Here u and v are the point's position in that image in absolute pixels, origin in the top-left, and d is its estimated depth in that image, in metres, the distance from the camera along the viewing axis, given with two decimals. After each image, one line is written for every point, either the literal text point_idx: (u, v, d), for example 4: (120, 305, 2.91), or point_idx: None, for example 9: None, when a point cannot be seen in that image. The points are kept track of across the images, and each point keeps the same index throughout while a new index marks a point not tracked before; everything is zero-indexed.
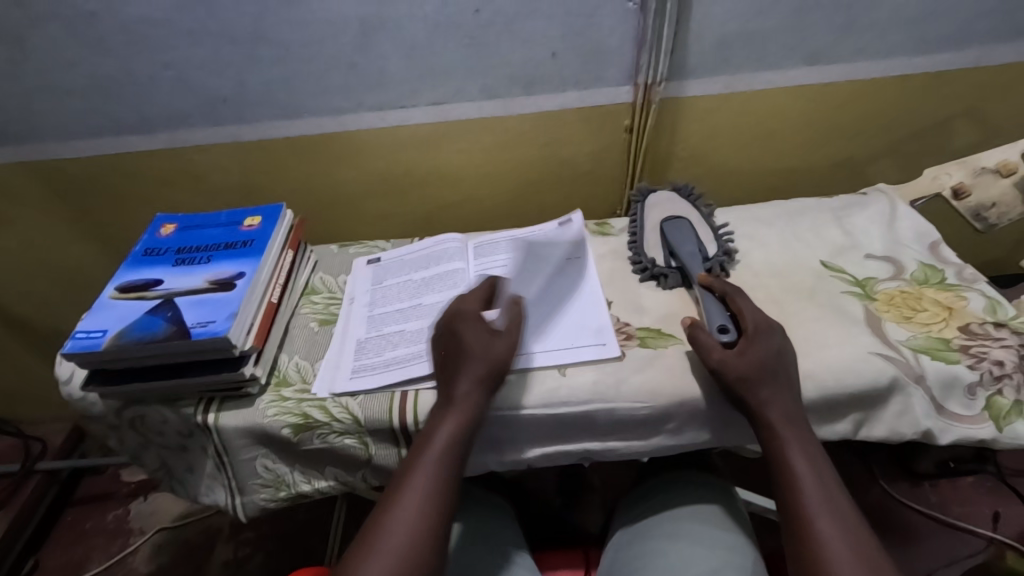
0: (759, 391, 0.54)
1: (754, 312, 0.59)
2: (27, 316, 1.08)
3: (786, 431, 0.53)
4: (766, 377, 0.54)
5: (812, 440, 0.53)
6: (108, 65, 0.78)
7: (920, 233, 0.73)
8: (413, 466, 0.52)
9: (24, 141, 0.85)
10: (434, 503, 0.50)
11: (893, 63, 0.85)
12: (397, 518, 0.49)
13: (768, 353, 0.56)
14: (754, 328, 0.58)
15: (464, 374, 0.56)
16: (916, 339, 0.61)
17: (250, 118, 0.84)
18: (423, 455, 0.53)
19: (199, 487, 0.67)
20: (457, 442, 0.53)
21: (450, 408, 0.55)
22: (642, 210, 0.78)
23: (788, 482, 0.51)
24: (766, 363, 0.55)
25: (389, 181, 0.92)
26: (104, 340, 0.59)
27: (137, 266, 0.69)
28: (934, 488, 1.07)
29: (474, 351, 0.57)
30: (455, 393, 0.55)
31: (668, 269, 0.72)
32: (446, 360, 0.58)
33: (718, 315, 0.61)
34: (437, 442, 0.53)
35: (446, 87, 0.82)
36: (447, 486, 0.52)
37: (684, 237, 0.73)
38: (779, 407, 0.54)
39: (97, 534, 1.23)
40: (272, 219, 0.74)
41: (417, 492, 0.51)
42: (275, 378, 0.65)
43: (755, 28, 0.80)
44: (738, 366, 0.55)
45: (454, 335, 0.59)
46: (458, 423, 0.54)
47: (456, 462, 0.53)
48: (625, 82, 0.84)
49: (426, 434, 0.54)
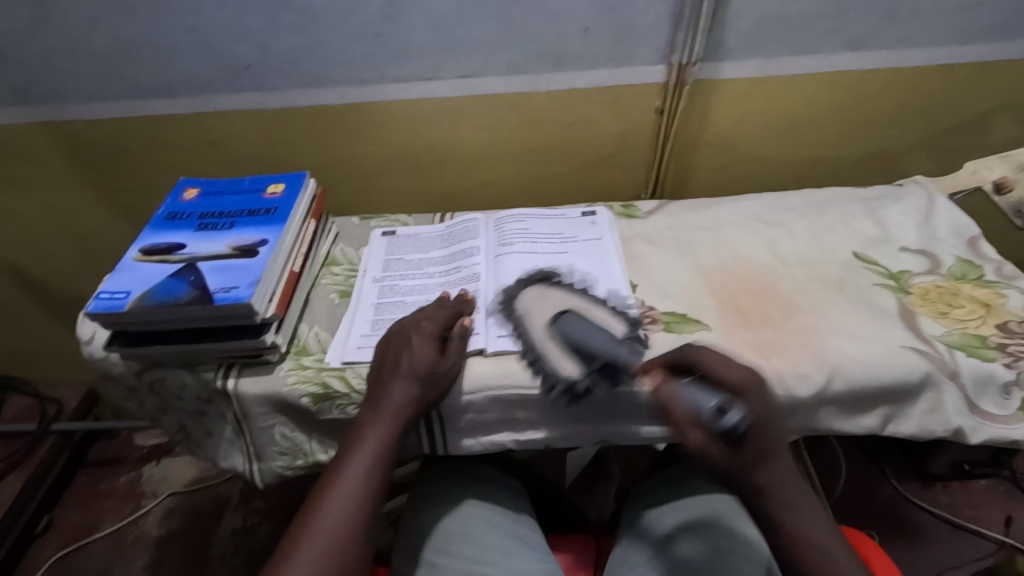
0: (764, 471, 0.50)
1: (732, 370, 0.52)
2: (45, 279, 1.09)
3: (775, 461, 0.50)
4: (765, 458, 0.50)
5: (818, 504, 0.52)
6: (132, 25, 0.77)
7: (958, 228, 0.71)
8: (333, 475, 0.52)
9: (46, 102, 0.84)
10: (355, 523, 0.49)
11: (938, 51, 0.82)
12: (313, 539, 0.48)
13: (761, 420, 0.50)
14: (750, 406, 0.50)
15: (400, 385, 0.55)
16: (951, 335, 0.59)
17: (274, 85, 0.83)
18: (343, 470, 0.52)
19: (216, 452, 0.67)
20: (379, 459, 0.53)
21: (378, 420, 0.54)
22: (518, 317, 0.64)
23: (806, 560, 0.49)
24: (763, 438, 0.50)
25: (411, 156, 0.91)
26: (127, 302, 0.58)
27: (159, 230, 0.69)
28: (946, 489, 1.06)
29: (411, 364, 0.56)
30: (386, 406, 0.54)
31: (590, 379, 0.57)
32: (382, 369, 0.57)
33: (702, 393, 0.51)
34: (357, 459, 0.52)
35: (474, 61, 0.80)
36: (366, 507, 0.50)
37: (587, 329, 0.60)
38: (781, 483, 0.50)
39: (109, 495, 1.25)
40: (295, 188, 0.73)
41: (337, 509, 0.50)
42: (294, 346, 0.65)
43: (797, 10, 0.77)
44: (722, 454, 0.49)
45: (402, 345, 0.58)
46: (384, 439, 0.53)
47: (376, 476, 0.52)
48: (658, 62, 0.81)
49: (347, 452, 0.53)
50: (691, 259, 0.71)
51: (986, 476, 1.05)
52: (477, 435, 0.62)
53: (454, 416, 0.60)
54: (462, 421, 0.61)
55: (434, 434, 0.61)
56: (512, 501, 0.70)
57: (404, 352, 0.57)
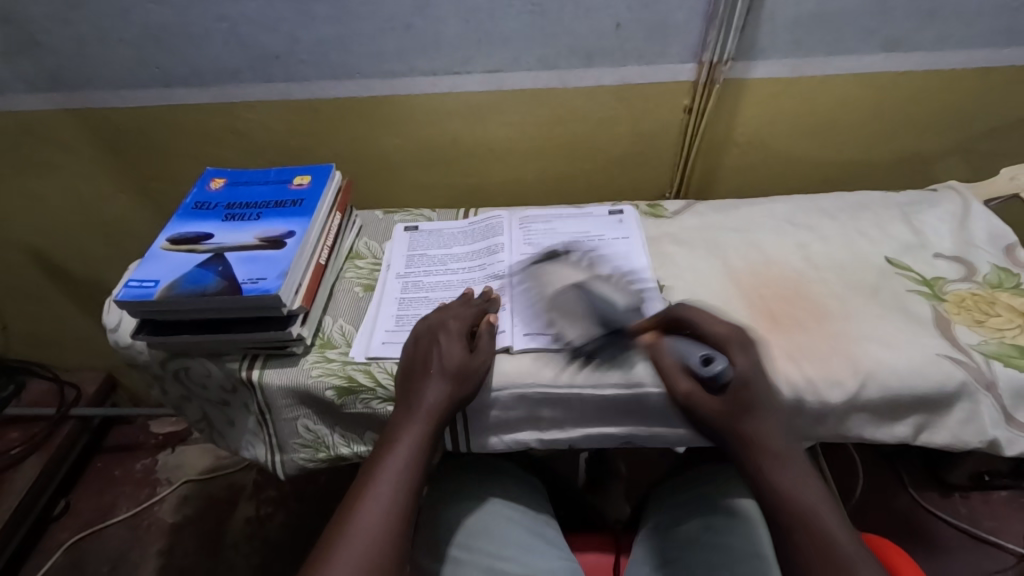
0: (749, 419, 0.52)
1: (718, 325, 0.56)
2: (70, 265, 1.10)
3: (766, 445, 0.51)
4: (749, 406, 0.52)
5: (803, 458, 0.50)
6: (164, 13, 0.77)
7: (994, 235, 0.69)
8: (372, 474, 0.51)
9: (75, 88, 0.85)
10: (395, 523, 0.48)
11: (977, 54, 0.80)
12: (352, 539, 0.46)
13: (748, 369, 0.53)
14: (740, 357, 0.54)
15: (435, 385, 0.55)
16: (988, 344, 0.58)
17: (302, 77, 0.82)
18: (380, 470, 0.51)
19: (238, 442, 0.67)
20: (418, 458, 0.53)
21: (414, 421, 0.54)
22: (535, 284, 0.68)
23: (793, 519, 0.47)
24: (750, 382, 0.52)
25: (435, 150, 0.90)
26: (156, 291, 0.58)
27: (186, 219, 0.69)
28: (966, 500, 1.03)
29: (443, 363, 0.56)
30: (421, 406, 0.54)
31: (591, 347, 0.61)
32: (412, 369, 0.57)
33: (692, 346, 0.56)
34: (395, 459, 0.52)
35: (504, 55, 0.80)
36: (405, 508, 0.50)
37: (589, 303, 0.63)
38: (772, 436, 0.51)
39: (125, 481, 1.26)
40: (322, 180, 0.73)
41: (378, 509, 0.49)
42: (319, 339, 0.65)
43: (834, 9, 0.76)
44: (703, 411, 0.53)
45: (431, 346, 0.58)
46: (422, 438, 0.53)
47: (415, 476, 0.52)
48: (689, 60, 0.80)
49: (382, 454, 0.53)
50: (719, 260, 0.70)
51: (1006, 487, 1.03)
52: (501, 432, 0.62)
53: (480, 414, 0.60)
54: (487, 418, 0.60)
55: (458, 431, 0.61)
56: (533, 500, 0.69)
57: (435, 351, 0.57)
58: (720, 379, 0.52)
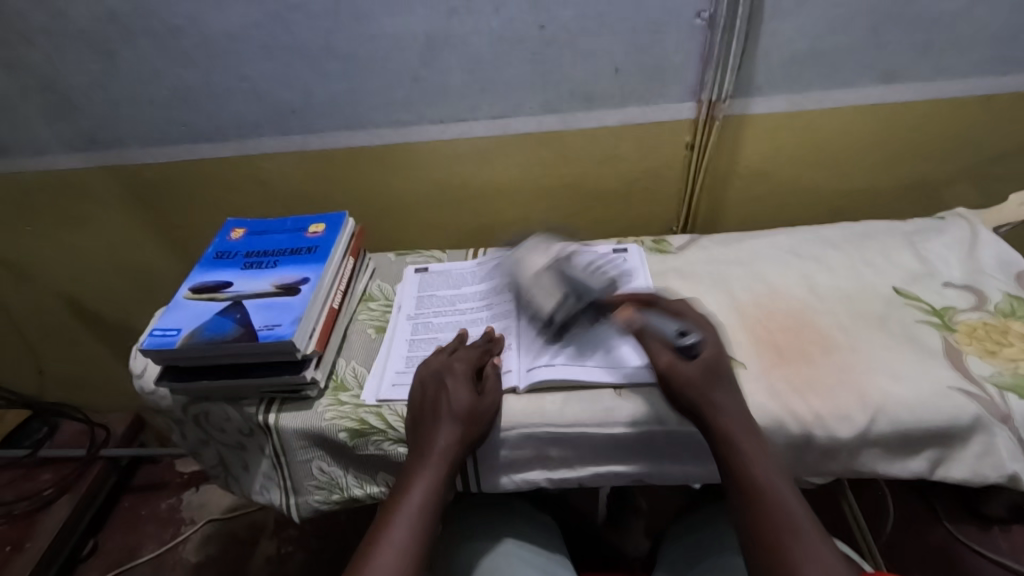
0: (737, 448, 0.51)
1: (698, 319, 0.61)
2: (101, 310, 1.15)
3: (740, 437, 0.52)
4: (721, 381, 0.55)
5: (767, 445, 0.52)
6: (189, 75, 0.82)
7: (1004, 262, 0.69)
8: (385, 523, 0.52)
9: (108, 147, 0.90)
10: (409, 568, 0.49)
11: (976, 82, 0.81)
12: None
13: (721, 352, 0.57)
14: (710, 339, 0.58)
15: (444, 430, 0.56)
16: (1001, 375, 0.57)
17: (317, 128, 0.87)
18: (395, 515, 0.52)
19: (255, 484, 0.69)
20: (429, 506, 0.53)
21: (424, 467, 0.55)
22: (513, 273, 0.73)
23: (771, 548, 0.46)
24: (720, 365, 0.56)
25: (445, 193, 0.93)
26: (177, 339, 0.61)
27: (208, 268, 0.72)
28: (1006, 534, 0.99)
29: (452, 407, 0.57)
30: (432, 450, 0.55)
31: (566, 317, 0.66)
32: (423, 413, 0.58)
33: (666, 322, 0.61)
34: (409, 503, 0.53)
35: (507, 102, 0.83)
36: (420, 553, 0.50)
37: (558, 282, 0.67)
38: (776, 487, 0.49)
39: (150, 521, 1.28)
40: (335, 227, 0.76)
41: (394, 554, 0.49)
42: (333, 382, 0.67)
43: (829, 45, 0.77)
44: (686, 370, 0.56)
45: (438, 390, 0.59)
46: (433, 485, 0.54)
47: (427, 523, 0.52)
48: (688, 99, 0.82)
49: (397, 498, 0.54)
50: (724, 294, 0.71)
51: None
52: (511, 472, 0.62)
53: (489, 454, 0.61)
54: (497, 458, 0.61)
55: (468, 471, 0.61)
56: (546, 541, 0.69)
57: (442, 397, 0.58)
58: (692, 351, 0.57)
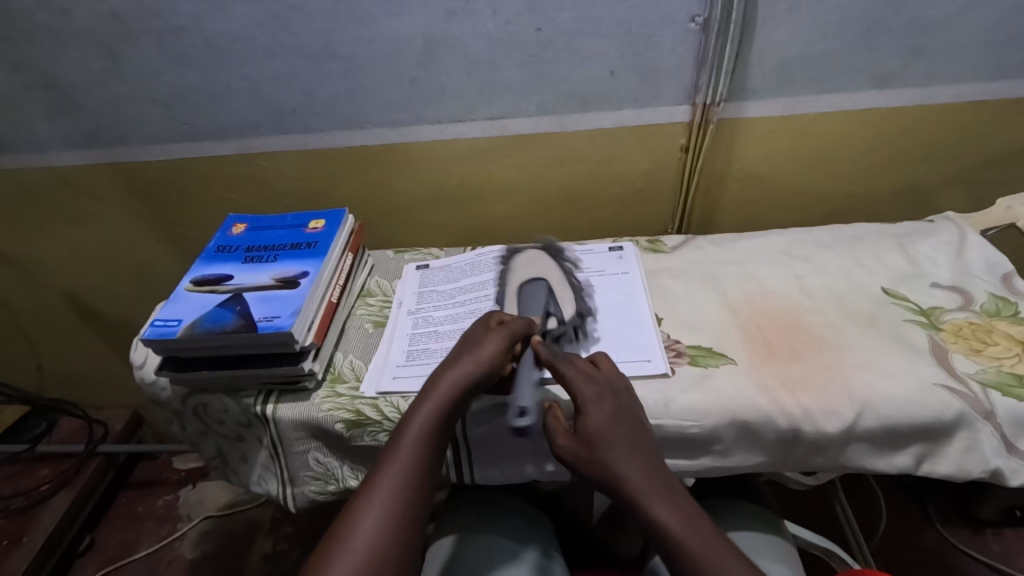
0: (652, 509, 0.47)
1: (589, 384, 0.55)
2: (101, 307, 1.16)
3: (645, 487, 0.48)
4: (611, 436, 0.51)
5: (662, 475, 0.50)
6: (191, 75, 0.83)
7: (991, 264, 0.70)
8: (388, 452, 0.52)
9: (111, 144, 0.92)
10: (410, 495, 0.49)
11: (967, 89, 0.82)
12: (376, 499, 0.48)
13: (595, 393, 0.55)
14: (595, 410, 0.53)
15: (454, 367, 0.56)
16: (986, 373, 0.58)
17: (317, 128, 0.88)
18: (403, 435, 0.52)
19: (250, 476, 0.70)
20: (432, 437, 0.53)
21: (429, 401, 0.54)
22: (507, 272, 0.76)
23: None
24: (612, 426, 0.52)
25: (443, 194, 0.95)
26: (178, 329, 0.63)
27: (209, 262, 0.74)
28: (998, 536, 0.98)
29: (474, 346, 0.58)
30: (437, 385, 0.55)
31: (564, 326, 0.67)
32: (449, 354, 0.59)
33: (525, 393, 0.59)
34: (416, 427, 0.53)
35: (505, 104, 0.85)
36: (422, 476, 0.51)
37: (535, 300, 0.71)
38: (684, 523, 0.46)
39: (147, 517, 1.29)
40: (334, 223, 0.78)
41: (397, 473, 0.50)
42: (330, 374, 0.68)
43: (820, 51, 0.79)
44: (568, 445, 0.53)
45: (462, 340, 0.61)
46: (438, 417, 0.53)
47: (427, 454, 0.52)
48: (683, 102, 0.84)
49: (408, 418, 0.54)
50: (718, 293, 0.72)
51: None
52: (504, 464, 0.63)
53: (481, 445, 0.62)
54: (489, 450, 0.62)
55: (462, 459, 0.63)
56: (541, 535, 0.70)
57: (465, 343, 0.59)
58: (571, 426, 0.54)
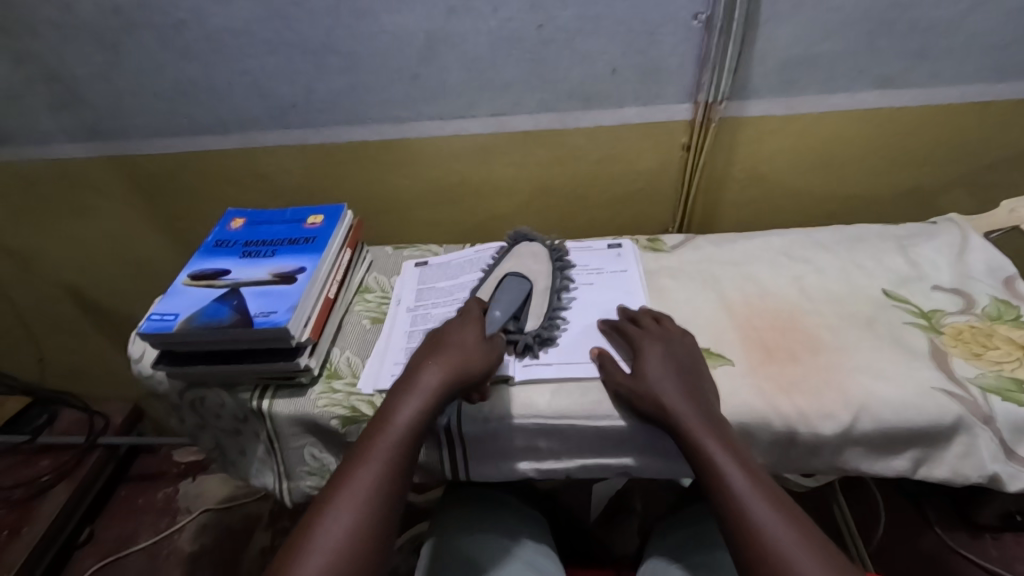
0: (703, 441, 0.51)
1: (649, 333, 0.62)
2: (102, 299, 1.16)
3: (693, 423, 0.53)
4: (684, 375, 0.57)
5: (709, 408, 0.55)
6: (192, 69, 0.83)
7: (993, 267, 0.69)
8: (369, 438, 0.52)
9: (112, 137, 0.92)
10: (388, 481, 0.50)
11: (973, 90, 0.81)
12: (350, 489, 0.48)
13: (658, 338, 0.61)
14: (658, 360, 0.58)
15: (442, 358, 0.57)
16: (985, 377, 0.58)
17: (317, 123, 0.88)
18: (381, 433, 0.52)
19: (249, 469, 0.70)
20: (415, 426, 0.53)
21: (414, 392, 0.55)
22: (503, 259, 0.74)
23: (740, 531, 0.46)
24: (678, 368, 0.58)
25: (443, 190, 0.95)
26: (175, 324, 0.62)
27: (207, 256, 0.74)
28: (997, 541, 0.99)
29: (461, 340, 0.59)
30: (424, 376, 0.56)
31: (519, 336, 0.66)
32: (433, 345, 0.59)
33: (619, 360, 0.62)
34: (400, 415, 0.53)
35: (505, 100, 0.84)
36: (397, 476, 0.50)
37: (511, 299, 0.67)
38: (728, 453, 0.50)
39: (147, 510, 1.29)
40: (333, 218, 0.78)
41: (371, 472, 0.49)
42: (326, 370, 0.68)
43: (824, 50, 0.78)
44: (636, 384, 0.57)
45: (447, 331, 0.61)
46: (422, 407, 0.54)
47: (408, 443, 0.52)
48: (685, 100, 0.83)
49: (387, 416, 0.53)
50: (717, 293, 0.71)
51: None
52: (500, 462, 0.63)
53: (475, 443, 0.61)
54: (483, 448, 0.62)
55: (456, 457, 0.62)
56: (536, 534, 0.70)
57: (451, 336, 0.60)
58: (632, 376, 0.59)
